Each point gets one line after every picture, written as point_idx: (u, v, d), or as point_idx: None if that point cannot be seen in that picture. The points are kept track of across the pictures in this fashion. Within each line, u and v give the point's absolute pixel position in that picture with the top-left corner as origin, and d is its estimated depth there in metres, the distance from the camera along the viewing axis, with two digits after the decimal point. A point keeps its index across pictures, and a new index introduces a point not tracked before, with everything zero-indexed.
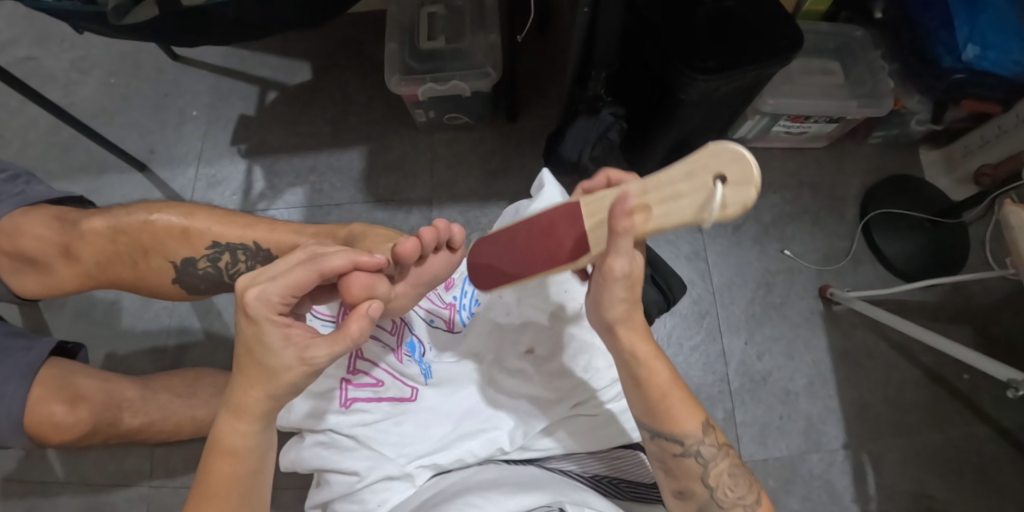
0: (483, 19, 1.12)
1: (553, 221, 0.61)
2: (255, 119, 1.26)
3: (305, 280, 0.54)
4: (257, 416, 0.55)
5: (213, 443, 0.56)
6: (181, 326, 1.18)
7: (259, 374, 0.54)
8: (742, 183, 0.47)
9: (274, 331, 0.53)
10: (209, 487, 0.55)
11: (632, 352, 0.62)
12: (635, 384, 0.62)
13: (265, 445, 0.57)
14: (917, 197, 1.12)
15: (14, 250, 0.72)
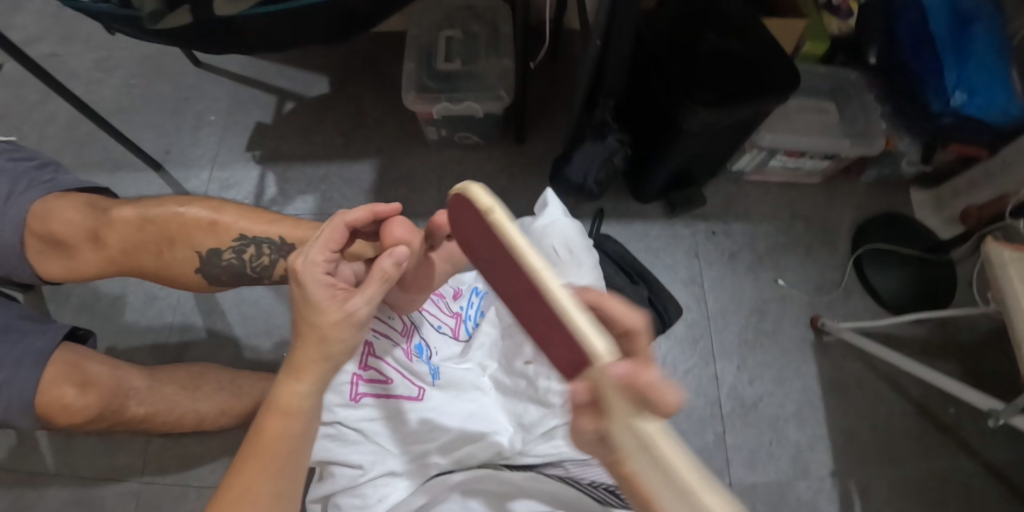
0: (498, 47, 1.18)
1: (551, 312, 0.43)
2: (270, 127, 1.31)
3: (337, 235, 0.62)
4: (316, 376, 0.57)
5: (270, 400, 0.56)
6: (185, 323, 1.20)
7: (316, 335, 0.56)
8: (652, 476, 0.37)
9: (317, 280, 0.57)
10: (258, 444, 0.55)
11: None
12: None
13: (316, 412, 0.58)
14: (906, 234, 1.16)
15: (45, 233, 0.77)
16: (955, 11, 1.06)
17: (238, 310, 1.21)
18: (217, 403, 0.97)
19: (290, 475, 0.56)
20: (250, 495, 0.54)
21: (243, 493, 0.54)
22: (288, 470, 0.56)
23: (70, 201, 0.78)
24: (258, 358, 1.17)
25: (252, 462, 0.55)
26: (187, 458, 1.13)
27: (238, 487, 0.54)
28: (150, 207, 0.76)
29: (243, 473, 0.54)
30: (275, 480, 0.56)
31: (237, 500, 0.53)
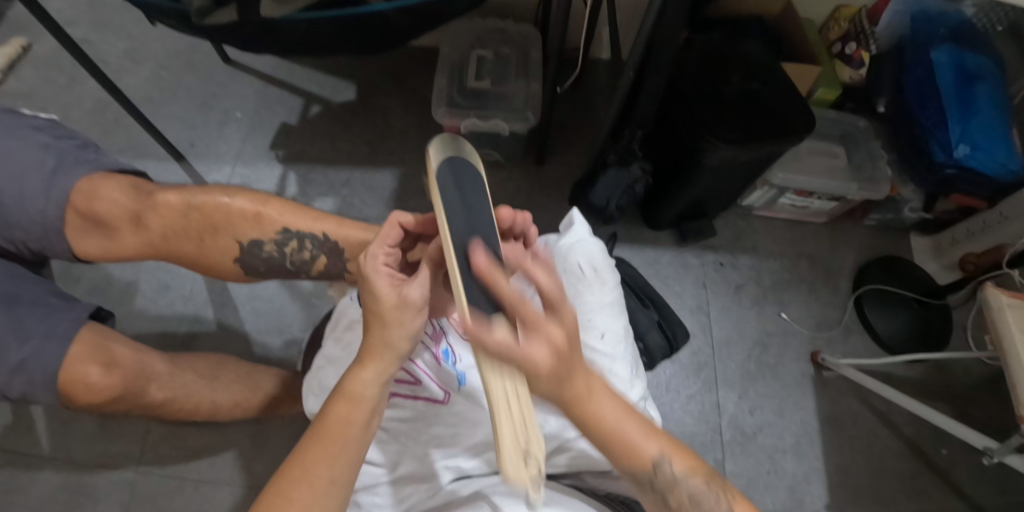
0: (528, 70, 1.24)
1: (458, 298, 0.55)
2: (295, 129, 1.33)
3: (393, 233, 0.67)
4: (382, 365, 0.62)
5: (339, 386, 0.61)
6: (196, 315, 1.20)
7: (379, 321, 0.62)
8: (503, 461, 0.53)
9: (375, 270, 0.63)
10: (324, 426, 0.59)
11: (593, 410, 0.57)
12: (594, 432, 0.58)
13: (378, 404, 0.62)
14: (906, 278, 1.21)
15: (88, 211, 0.79)
16: (962, 69, 1.13)
17: (250, 306, 1.21)
18: (232, 394, 0.97)
19: (349, 459, 0.59)
20: (311, 473, 0.57)
21: (305, 470, 0.57)
22: (348, 454, 0.59)
23: (115, 182, 0.80)
24: (266, 355, 1.17)
25: (314, 441, 0.58)
26: (185, 451, 1.12)
27: (301, 464, 0.57)
28: (195, 195, 0.78)
29: (308, 452, 0.58)
30: (333, 463, 0.58)
31: (300, 476, 0.56)
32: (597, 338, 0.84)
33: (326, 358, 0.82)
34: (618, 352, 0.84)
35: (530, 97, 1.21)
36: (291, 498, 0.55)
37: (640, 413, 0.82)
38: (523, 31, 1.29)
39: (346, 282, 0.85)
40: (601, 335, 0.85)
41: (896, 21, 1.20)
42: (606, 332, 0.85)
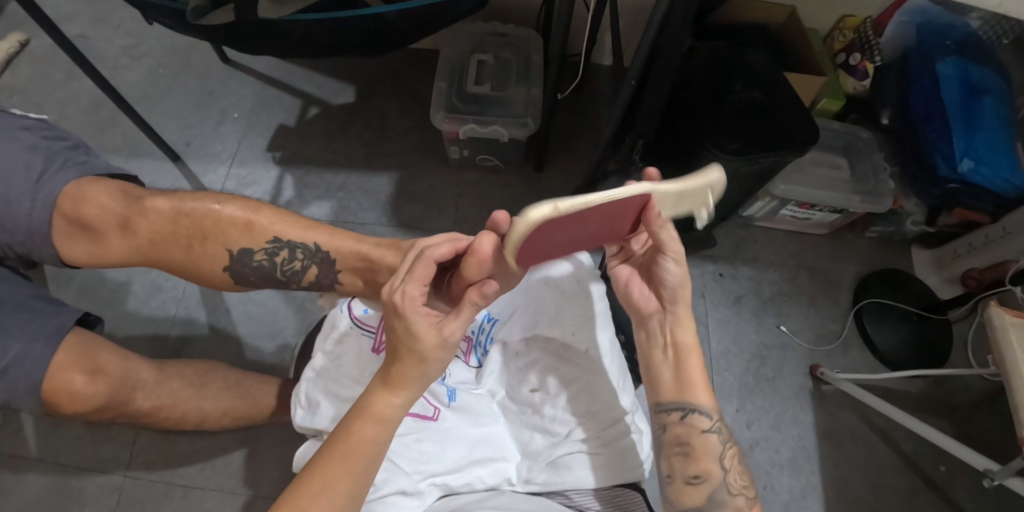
0: (529, 76, 1.23)
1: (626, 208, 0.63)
2: (293, 130, 1.31)
3: (428, 271, 0.66)
4: (409, 391, 0.62)
5: (361, 407, 0.62)
6: (188, 317, 1.18)
7: (409, 356, 0.62)
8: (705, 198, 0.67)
9: (415, 310, 0.62)
10: (345, 444, 0.60)
11: (690, 350, 0.72)
12: (677, 360, 0.72)
13: (397, 425, 0.63)
14: (907, 291, 1.19)
15: (74, 215, 0.79)
16: (968, 83, 1.11)
17: (244, 309, 1.20)
18: (221, 402, 0.96)
19: (365, 477, 0.61)
20: (329, 489, 0.59)
21: (326, 484, 0.59)
22: (365, 472, 0.60)
23: (103, 186, 0.81)
24: (258, 360, 1.16)
25: (334, 462, 0.59)
26: (174, 455, 1.10)
27: (319, 480, 0.59)
28: (185, 202, 0.78)
29: (326, 468, 0.59)
30: (352, 481, 0.60)
31: (317, 492, 0.58)
32: (581, 353, 0.84)
33: (314, 370, 0.81)
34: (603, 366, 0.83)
35: (531, 103, 1.20)
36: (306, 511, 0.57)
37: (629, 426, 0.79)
38: (525, 35, 1.27)
39: (337, 293, 0.83)
40: (586, 350, 0.84)
41: (901, 32, 1.18)
42: (592, 347, 0.84)
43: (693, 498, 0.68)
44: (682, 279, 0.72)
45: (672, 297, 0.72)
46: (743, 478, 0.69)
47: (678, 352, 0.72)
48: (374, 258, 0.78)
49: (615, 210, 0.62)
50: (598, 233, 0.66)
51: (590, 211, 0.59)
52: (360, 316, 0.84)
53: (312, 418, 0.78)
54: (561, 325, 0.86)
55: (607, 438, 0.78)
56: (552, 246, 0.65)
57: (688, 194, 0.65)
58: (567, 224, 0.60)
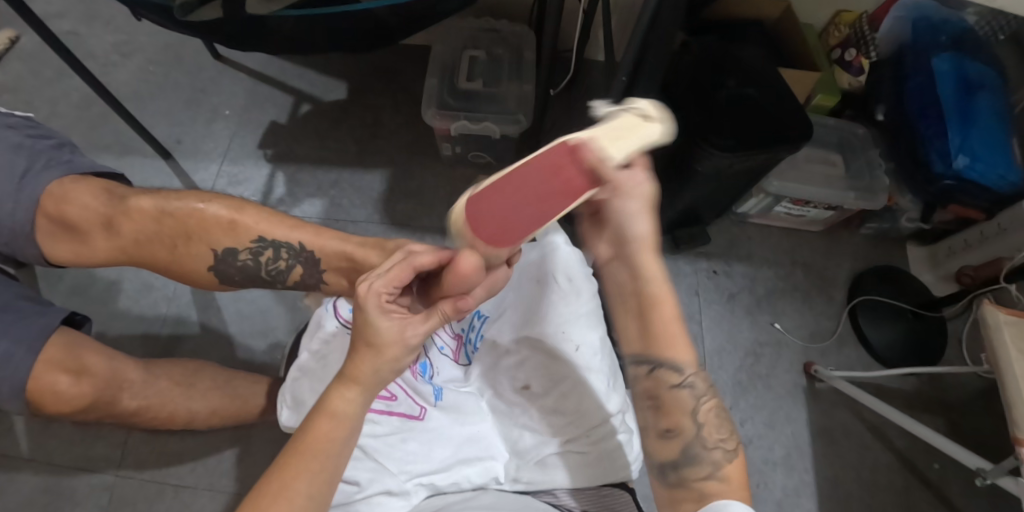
0: (521, 73, 1.21)
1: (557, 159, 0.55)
2: (285, 128, 1.30)
3: (405, 274, 0.58)
4: (365, 387, 0.56)
5: (319, 405, 0.55)
6: (179, 316, 1.18)
7: (368, 347, 0.55)
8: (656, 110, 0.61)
9: (380, 311, 0.55)
10: (301, 443, 0.54)
11: (649, 288, 0.63)
12: (644, 307, 0.63)
13: (359, 423, 0.57)
14: (902, 288, 1.19)
15: (58, 215, 0.79)
16: (964, 79, 1.09)
17: (235, 307, 1.19)
18: (210, 402, 0.95)
19: (330, 477, 0.55)
20: (289, 490, 0.53)
21: (285, 486, 0.53)
22: (327, 472, 0.54)
23: (86, 185, 0.80)
24: (250, 358, 1.15)
25: (292, 461, 0.53)
26: (165, 454, 1.10)
27: (278, 481, 0.53)
28: (167, 201, 0.77)
29: (283, 469, 0.53)
30: (314, 480, 0.54)
31: (276, 495, 0.52)
32: (570, 351, 0.83)
33: (300, 370, 0.80)
34: (593, 364, 0.83)
35: (523, 100, 1.19)
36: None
37: (618, 425, 0.80)
38: (517, 31, 1.26)
39: (323, 292, 0.82)
40: (576, 347, 0.83)
41: (896, 27, 1.16)
42: (582, 345, 0.84)
43: (666, 455, 0.60)
44: (642, 223, 0.63)
45: (629, 241, 0.64)
46: (721, 431, 0.60)
47: (640, 303, 0.63)
48: (359, 258, 0.77)
49: (549, 158, 0.55)
50: (562, 194, 0.55)
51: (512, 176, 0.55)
52: (346, 316, 0.83)
53: (298, 417, 0.78)
54: (550, 323, 0.85)
55: (595, 437, 0.79)
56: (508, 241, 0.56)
57: (632, 134, 0.59)
58: (502, 193, 0.55)
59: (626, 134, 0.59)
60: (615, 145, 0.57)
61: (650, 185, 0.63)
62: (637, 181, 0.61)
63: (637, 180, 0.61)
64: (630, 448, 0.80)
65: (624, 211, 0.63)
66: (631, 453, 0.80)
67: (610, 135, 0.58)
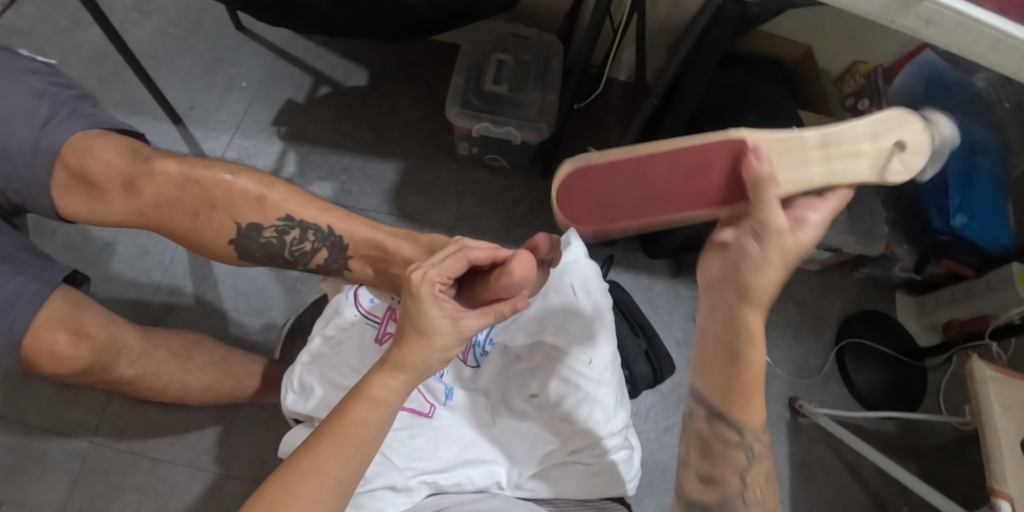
0: (546, 82, 1.22)
1: (707, 162, 0.62)
2: (301, 107, 1.29)
3: (459, 265, 0.62)
4: (411, 375, 0.58)
5: (360, 388, 0.58)
6: (173, 286, 1.15)
7: (416, 337, 0.58)
8: None
9: (433, 299, 0.58)
10: (337, 425, 0.57)
11: (748, 321, 0.58)
12: (732, 362, 0.59)
13: (395, 410, 0.59)
14: (887, 334, 1.23)
15: (78, 169, 0.77)
16: (969, 142, 1.12)
17: (232, 283, 1.17)
18: (205, 377, 0.94)
19: (360, 462, 0.57)
20: (321, 472, 0.55)
21: (316, 467, 0.55)
22: (359, 456, 0.57)
23: (111, 143, 0.78)
24: (243, 336, 1.13)
25: (329, 442, 0.56)
26: (145, 426, 1.07)
27: (311, 461, 0.55)
28: (195, 168, 0.77)
29: (317, 449, 0.56)
30: (346, 463, 0.57)
31: (308, 474, 0.55)
32: (584, 362, 0.84)
33: (311, 354, 0.79)
34: (604, 379, 0.84)
35: (545, 109, 1.20)
36: (296, 493, 0.54)
37: (622, 442, 0.82)
38: (546, 40, 1.26)
39: (343, 278, 0.82)
40: (589, 361, 0.84)
41: (909, 84, 1.18)
42: (594, 359, 0.85)
43: (701, 494, 0.63)
44: (773, 276, 0.57)
45: (740, 279, 0.58)
46: (768, 494, 0.61)
47: (731, 352, 0.59)
48: (389, 246, 0.76)
49: (688, 160, 0.62)
50: (689, 192, 0.65)
51: (637, 160, 0.63)
52: (367, 306, 0.81)
53: (304, 404, 0.77)
54: (566, 334, 0.87)
55: (600, 450, 0.80)
56: (614, 216, 0.71)
57: (847, 144, 0.60)
58: (637, 177, 0.65)
59: (841, 155, 0.60)
60: (785, 164, 0.59)
61: (810, 241, 0.58)
62: (798, 236, 0.58)
63: (800, 229, 0.58)
64: (630, 463, 0.82)
65: (762, 259, 0.57)
66: (630, 469, 0.82)
67: (787, 155, 0.60)
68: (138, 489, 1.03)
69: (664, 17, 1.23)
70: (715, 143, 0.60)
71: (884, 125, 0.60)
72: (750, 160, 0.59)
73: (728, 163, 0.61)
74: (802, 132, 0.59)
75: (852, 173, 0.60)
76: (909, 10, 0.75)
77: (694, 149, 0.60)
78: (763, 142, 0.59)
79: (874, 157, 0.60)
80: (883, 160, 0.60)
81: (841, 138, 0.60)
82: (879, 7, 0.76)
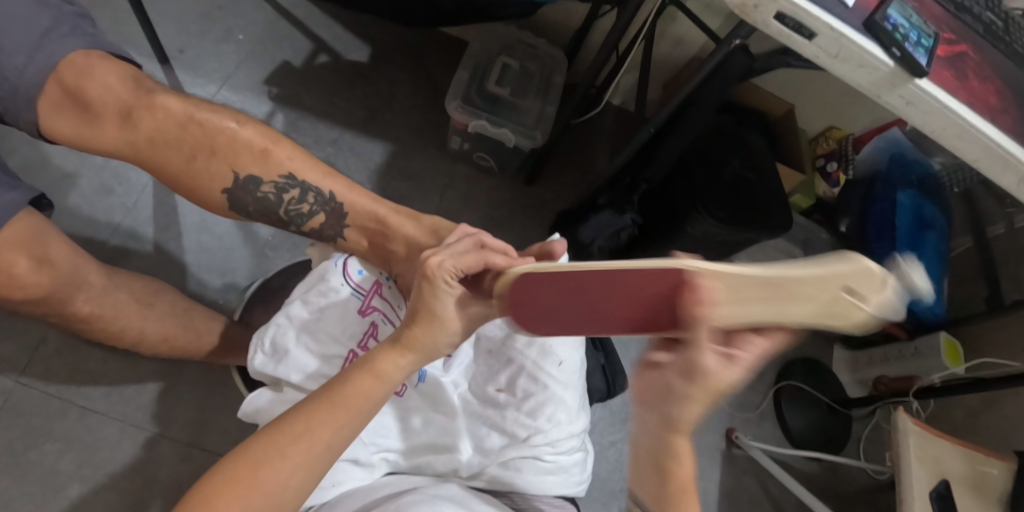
0: (547, 93, 1.25)
1: (651, 285, 0.51)
2: (297, 72, 1.26)
3: (474, 264, 0.66)
4: (417, 355, 0.65)
5: (367, 361, 0.65)
6: (133, 229, 1.09)
7: (425, 321, 0.65)
8: (874, 295, 0.45)
9: (447, 287, 0.64)
10: (339, 393, 0.63)
11: (677, 449, 0.50)
12: (658, 472, 0.51)
13: (393, 387, 0.66)
14: (822, 381, 1.32)
15: (74, 88, 0.74)
16: (920, 216, 1.22)
17: (197, 237, 1.12)
18: (163, 328, 0.90)
19: (350, 429, 0.63)
20: (310, 434, 0.61)
21: (307, 428, 0.61)
22: (352, 423, 0.63)
23: (112, 67, 0.76)
24: (200, 292, 1.09)
25: (325, 408, 0.62)
26: (80, 371, 1.00)
27: (305, 422, 0.61)
28: (198, 110, 0.76)
29: (312, 411, 0.62)
30: (337, 431, 0.62)
31: (299, 435, 0.61)
32: (553, 363, 0.86)
33: (288, 316, 0.77)
34: (571, 381, 0.86)
35: (542, 118, 1.23)
36: (285, 452, 0.60)
37: (579, 444, 0.85)
38: (552, 52, 1.29)
39: (335, 246, 0.84)
40: (559, 363, 0.86)
41: (874, 156, 1.28)
42: (565, 361, 0.87)
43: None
44: (695, 408, 0.49)
45: (668, 409, 0.50)
46: None
47: (660, 466, 0.51)
48: (391, 222, 0.79)
49: (626, 282, 0.53)
50: (630, 313, 0.56)
51: (577, 274, 0.56)
52: (355, 278, 0.81)
53: (274, 365, 0.75)
54: (539, 336, 0.88)
55: (559, 450, 0.82)
56: (551, 319, 0.62)
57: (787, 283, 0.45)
58: (553, 291, 0.60)
59: (784, 291, 0.46)
60: (737, 300, 0.47)
61: (730, 379, 0.48)
62: (725, 373, 0.48)
63: (726, 368, 0.48)
64: (585, 465, 0.85)
65: (684, 394, 0.48)
66: (584, 471, 0.85)
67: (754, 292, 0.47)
68: (61, 438, 0.96)
69: (666, 53, 1.30)
70: (650, 272, 0.51)
71: (833, 268, 0.45)
72: (693, 286, 0.48)
73: (665, 289, 0.51)
74: (760, 268, 0.45)
75: (795, 316, 0.46)
76: (895, 88, 0.79)
77: (639, 279, 0.52)
78: (716, 280, 0.47)
79: (812, 302, 0.45)
80: (836, 310, 0.45)
81: (790, 282, 0.45)
82: (871, 81, 0.79)
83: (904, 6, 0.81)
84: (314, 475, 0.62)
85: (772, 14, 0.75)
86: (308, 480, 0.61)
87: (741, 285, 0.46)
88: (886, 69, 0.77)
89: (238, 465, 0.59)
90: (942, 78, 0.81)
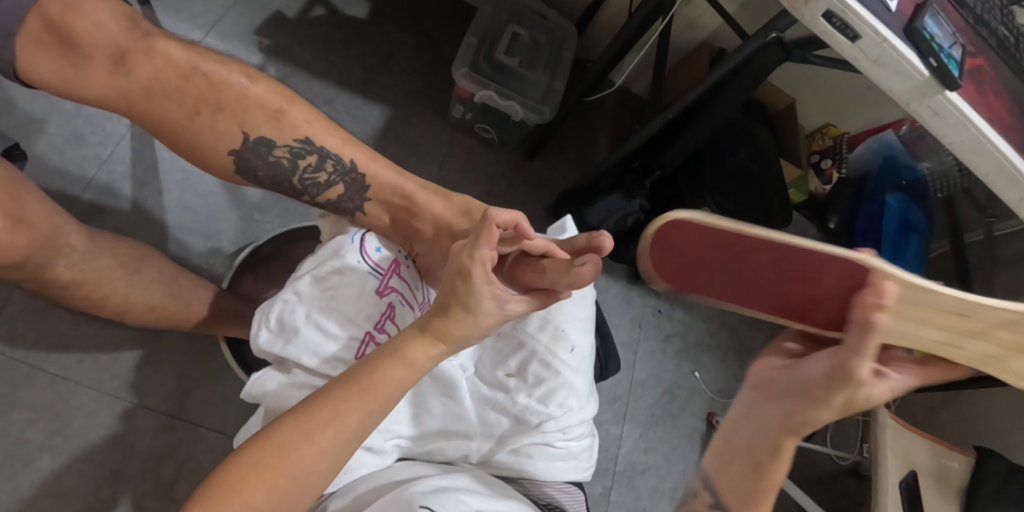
0: (555, 67, 1.22)
1: (823, 267, 0.62)
2: (290, 23, 1.18)
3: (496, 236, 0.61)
4: (450, 345, 0.62)
5: (398, 348, 0.61)
6: (109, 185, 1.01)
7: (462, 311, 0.61)
8: (1012, 357, 0.64)
9: (490, 282, 0.61)
10: (368, 381, 0.60)
11: (779, 443, 0.62)
12: (753, 469, 0.63)
13: (420, 375, 0.63)
14: None
15: (59, 26, 0.65)
16: (905, 219, 1.23)
17: (179, 196, 1.04)
18: (151, 295, 0.83)
19: (377, 417, 0.61)
20: (338, 420, 0.58)
21: (335, 414, 0.58)
22: (379, 412, 0.60)
23: (105, 5, 0.67)
24: (183, 256, 1.01)
25: (355, 395, 0.59)
26: (50, 336, 0.92)
27: (331, 409, 0.58)
28: (203, 60, 0.69)
29: (340, 398, 0.58)
30: (363, 419, 0.60)
31: (328, 420, 0.57)
32: (566, 349, 0.84)
33: (298, 293, 0.72)
34: (581, 367, 0.85)
35: (549, 94, 1.19)
36: (313, 437, 0.56)
37: (587, 429, 0.85)
38: (561, 24, 1.25)
39: (352, 220, 0.79)
40: (571, 348, 0.84)
41: (866, 155, 1.31)
42: (576, 346, 0.85)
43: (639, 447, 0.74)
44: (821, 417, 0.60)
45: (802, 413, 0.60)
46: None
47: (754, 462, 0.63)
48: (418, 199, 0.76)
49: (806, 268, 0.63)
50: (782, 292, 0.66)
51: (739, 240, 0.64)
52: (372, 255, 0.77)
53: (281, 346, 0.69)
54: (552, 321, 0.85)
55: (570, 436, 0.81)
56: (705, 280, 0.69)
57: (976, 314, 0.60)
58: (727, 272, 0.67)
59: (950, 309, 0.60)
60: (910, 311, 0.61)
61: (883, 390, 0.59)
62: (871, 389, 0.58)
63: (875, 382, 0.58)
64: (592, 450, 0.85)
65: (823, 399, 0.59)
66: (591, 456, 0.85)
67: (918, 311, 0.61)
68: (28, 407, 0.89)
69: (675, 35, 1.28)
70: (839, 258, 0.60)
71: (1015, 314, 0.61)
72: (876, 289, 0.59)
73: (843, 283, 0.62)
74: (946, 290, 0.59)
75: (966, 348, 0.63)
76: (925, 98, 0.79)
77: (820, 261, 0.61)
78: (897, 283, 0.59)
79: (977, 322, 0.61)
80: (1000, 355, 0.63)
81: (973, 305, 0.60)
82: (903, 88, 0.79)
83: (936, 17, 0.82)
84: (336, 463, 0.58)
85: (820, 12, 0.74)
86: (334, 468, 0.58)
87: (924, 307, 0.61)
88: (920, 78, 0.77)
89: (261, 448, 0.55)
90: (965, 91, 0.83)
